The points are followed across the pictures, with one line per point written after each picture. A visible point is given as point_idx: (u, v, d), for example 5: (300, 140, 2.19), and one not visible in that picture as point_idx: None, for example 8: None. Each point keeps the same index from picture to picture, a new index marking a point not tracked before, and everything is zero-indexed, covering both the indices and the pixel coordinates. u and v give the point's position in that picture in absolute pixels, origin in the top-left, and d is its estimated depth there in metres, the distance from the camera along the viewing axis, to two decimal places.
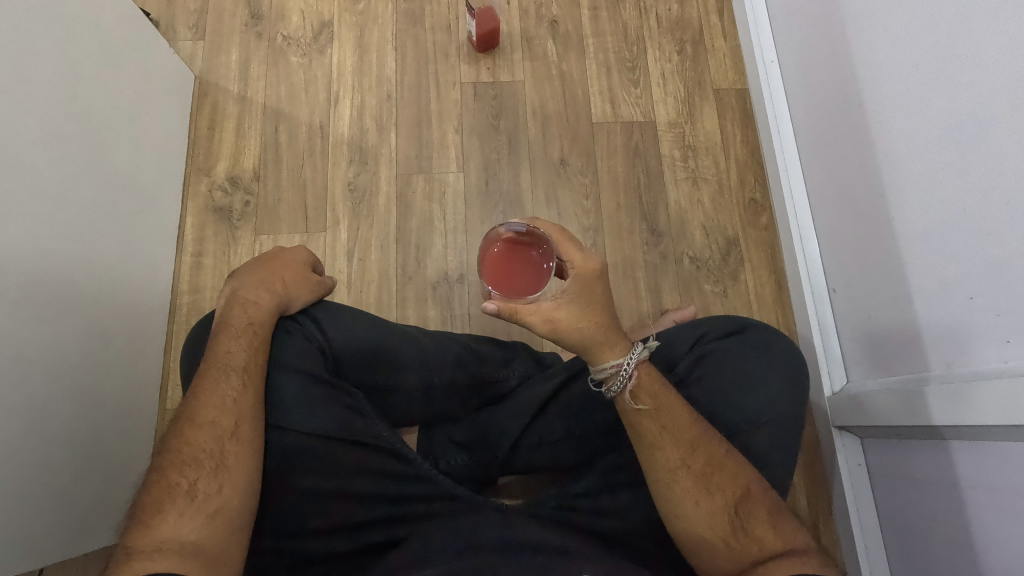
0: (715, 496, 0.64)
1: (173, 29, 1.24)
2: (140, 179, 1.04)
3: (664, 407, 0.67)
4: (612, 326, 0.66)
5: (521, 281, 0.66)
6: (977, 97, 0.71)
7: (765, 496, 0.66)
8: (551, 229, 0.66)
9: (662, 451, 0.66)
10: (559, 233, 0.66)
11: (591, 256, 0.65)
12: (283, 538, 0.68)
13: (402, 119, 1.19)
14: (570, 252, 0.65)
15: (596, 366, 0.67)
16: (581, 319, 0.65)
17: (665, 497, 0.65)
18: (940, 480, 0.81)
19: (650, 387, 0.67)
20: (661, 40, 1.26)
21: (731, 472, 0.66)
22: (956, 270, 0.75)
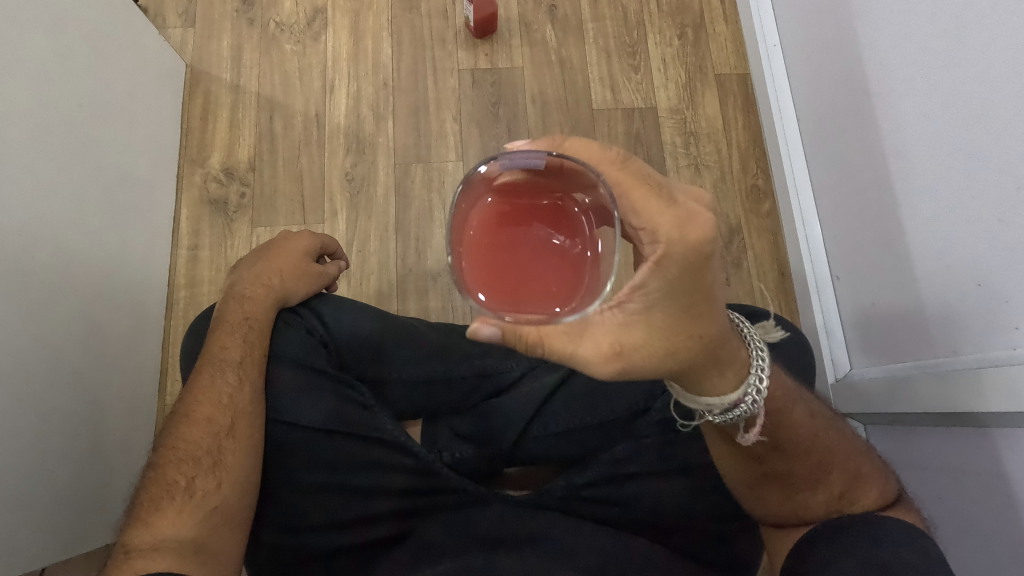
0: (821, 490, 0.63)
1: (162, 16, 1.21)
2: (132, 170, 1.02)
3: (782, 423, 0.62)
4: (715, 332, 0.53)
5: (538, 277, 0.50)
6: (987, 80, 0.70)
7: (877, 474, 0.64)
8: (605, 167, 0.50)
9: (768, 462, 0.63)
10: (628, 177, 0.49)
11: (692, 211, 0.48)
12: (284, 534, 0.67)
13: (399, 108, 1.17)
14: (658, 213, 0.48)
15: (713, 400, 0.58)
16: (673, 327, 0.50)
17: (769, 500, 0.64)
18: (945, 464, 0.81)
19: (771, 406, 0.61)
20: (661, 24, 1.24)
21: (842, 467, 0.64)
22: (963, 257, 0.75)
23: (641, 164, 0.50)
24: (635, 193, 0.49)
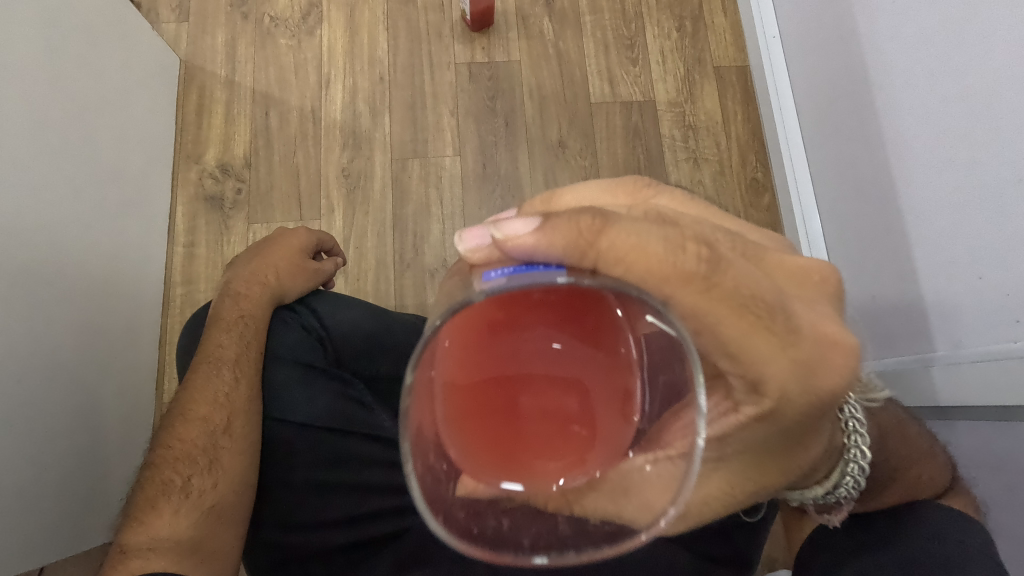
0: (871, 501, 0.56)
1: (155, 11, 1.20)
2: (127, 167, 1.01)
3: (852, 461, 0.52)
4: (808, 460, 0.45)
5: (545, 427, 0.36)
6: (988, 71, 0.69)
7: (936, 477, 0.56)
8: (686, 285, 0.36)
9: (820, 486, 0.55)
10: (724, 304, 0.37)
11: (817, 347, 0.39)
12: (284, 531, 0.65)
13: (396, 102, 1.16)
14: (774, 359, 0.38)
15: (800, 491, 0.52)
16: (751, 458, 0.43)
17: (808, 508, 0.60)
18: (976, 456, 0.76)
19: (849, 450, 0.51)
20: (660, 16, 1.23)
21: (902, 478, 0.55)
22: (964, 250, 0.74)
23: (735, 272, 0.37)
24: (735, 324, 0.37)
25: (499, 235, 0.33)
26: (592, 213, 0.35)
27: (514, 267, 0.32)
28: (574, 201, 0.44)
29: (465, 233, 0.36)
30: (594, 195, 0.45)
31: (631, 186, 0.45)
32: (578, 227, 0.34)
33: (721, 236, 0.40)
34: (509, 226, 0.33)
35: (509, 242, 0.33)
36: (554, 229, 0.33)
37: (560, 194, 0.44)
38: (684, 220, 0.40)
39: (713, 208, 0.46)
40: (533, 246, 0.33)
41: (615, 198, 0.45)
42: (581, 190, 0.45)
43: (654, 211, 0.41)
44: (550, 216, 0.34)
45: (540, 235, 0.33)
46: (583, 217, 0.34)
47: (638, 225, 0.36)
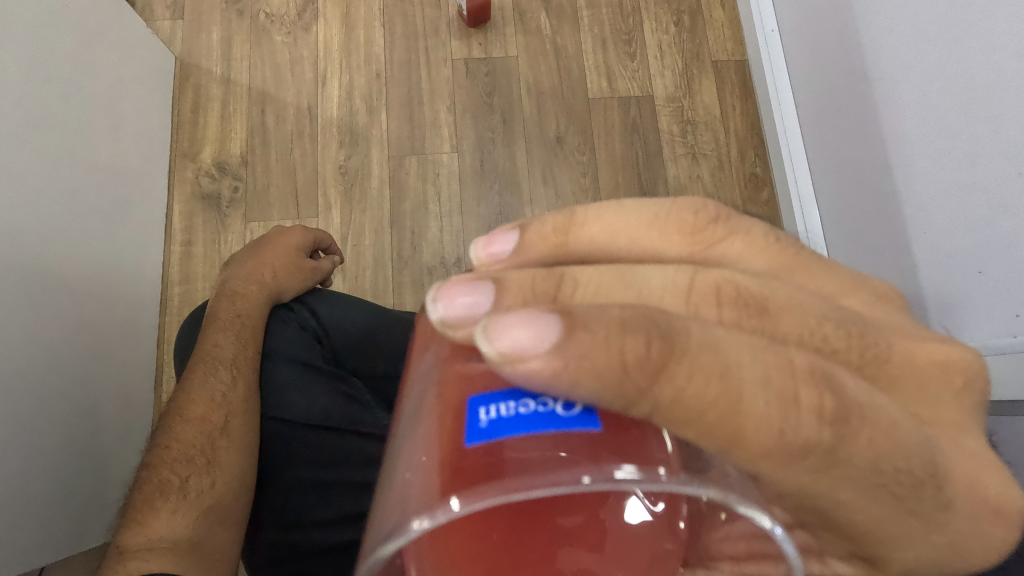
0: None
1: (150, 9, 1.19)
2: (123, 167, 1.00)
3: None
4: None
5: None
6: (988, 63, 0.68)
7: None
8: (793, 463, 0.25)
9: None
10: (845, 479, 0.27)
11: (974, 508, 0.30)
12: (279, 530, 0.64)
13: (393, 99, 1.16)
14: (903, 537, 0.30)
15: None
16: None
17: None
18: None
19: None
20: (657, 11, 1.22)
21: None
22: (961, 244, 0.73)
23: (874, 423, 0.26)
24: (853, 490, 0.27)
25: (494, 345, 0.23)
26: (660, 332, 0.23)
27: (516, 409, 0.25)
28: (607, 234, 0.34)
29: (452, 294, 0.27)
30: (636, 227, 0.34)
31: (689, 223, 0.34)
32: (626, 361, 0.23)
33: (829, 335, 0.29)
34: (509, 339, 0.23)
35: (511, 364, 0.23)
36: (582, 357, 0.23)
37: (588, 224, 0.34)
38: (772, 302, 0.29)
39: (810, 256, 0.34)
40: (552, 380, 0.23)
41: (666, 239, 0.34)
42: (620, 218, 0.34)
43: (730, 283, 0.29)
44: (582, 329, 0.23)
45: (564, 371, 0.23)
46: (644, 343, 0.23)
47: (730, 352, 0.24)
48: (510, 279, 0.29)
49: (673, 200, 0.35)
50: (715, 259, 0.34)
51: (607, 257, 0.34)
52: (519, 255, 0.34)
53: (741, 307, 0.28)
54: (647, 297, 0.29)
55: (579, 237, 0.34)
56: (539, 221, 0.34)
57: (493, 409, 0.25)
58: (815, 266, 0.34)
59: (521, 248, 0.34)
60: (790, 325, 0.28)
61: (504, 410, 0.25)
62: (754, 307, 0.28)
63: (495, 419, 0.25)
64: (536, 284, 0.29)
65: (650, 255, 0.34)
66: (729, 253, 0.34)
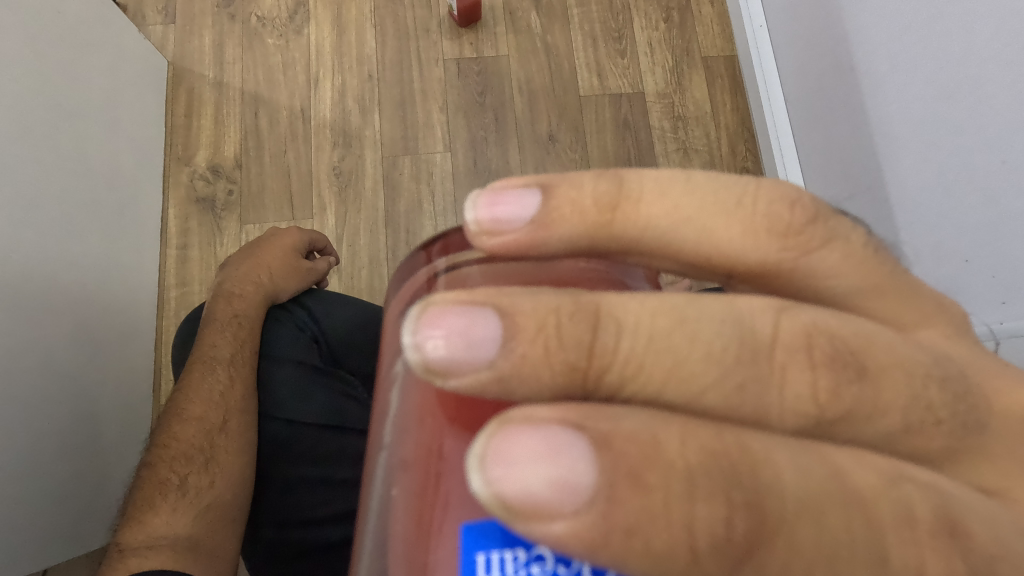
0: None
1: (142, 13, 1.20)
2: (118, 171, 1.01)
3: None
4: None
5: None
6: (972, 56, 0.69)
7: None
8: None
9: None
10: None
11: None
12: (280, 529, 0.65)
13: (385, 100, 1.16)
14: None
15: None
16: None
17: None
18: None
19: None
20: (647, 8, 1.23)
21: None
22: (949, 233, 0.74)
23: (975, 523, 0.21)
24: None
25: (488, 478, 0.18)
26: (743, 497, 0.19)
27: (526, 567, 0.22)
28: (667, 220, 0.25)
29: (443, 318, 0.20)
30: (709, 216, 0.25)
31: (784, 223, 0.26)
32: (697, 543, 0.19)
33: (934, 401, 0.23)
34: (518, 480, 0.17)
35: (527, 522, 0.18)
36: (631, 530, 0.18)
37: (644, 202, 0.25)
38: (869, 361, 0.23)
39: (906, 274, 0.27)
40: (589, 554, 0.18)
41: (748, 239, 0.26)
42: (691, 200, 0.25)
43: (823, 332, 0.22)
44: (632, 483, 0.18)
45: (606, 545, 0.18)
46: (724, 519, 0.19)
47: (850, 487, 0.20)
48: (520, 311, 0.20)
49: (759, 182, 0.26)
50: (803, 271, 0.26)
51: (661, 253, 0.26)
52: (541, 232, 0.25)
53: (837, 369, 0.22)
54: (723, 355, 0.21)
55: (629, 217, 0.25)
56: (572, 183, 0.26)
57: (497, 567, 0.22)
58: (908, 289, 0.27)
59: (545, 222, 0.25)
60: (893, 395, 0.23)
61: (511, 564, 0.22)
62: (853, 369, 0.22)
63: None
64: (562, 326, 0.21)
65: (723, 254, 0.26)
66: (824, 265, 0.26)
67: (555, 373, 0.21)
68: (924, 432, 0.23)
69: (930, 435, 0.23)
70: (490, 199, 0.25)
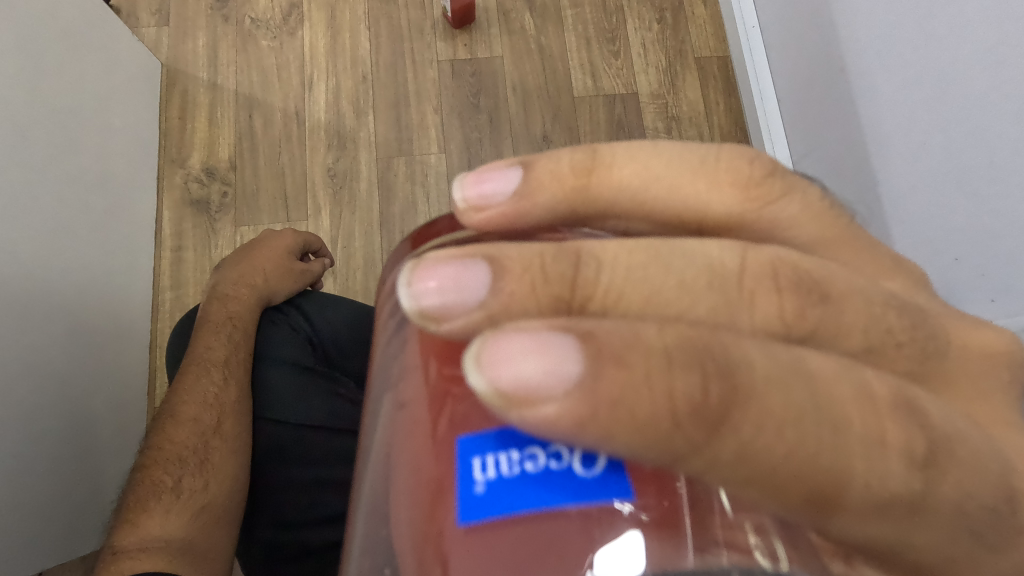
0: None
1: (136, 16, 1.19)
2: (111, 172, 1.01)
3: None
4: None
5: None
6: (960, 56, 0.70)
7: None
8: None
9: None
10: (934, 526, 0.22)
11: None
12: (275, 530, 0.65)
13: (380, 101, 1.16)
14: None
15: None
16: None
17: None
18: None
19: None
20: (640, 9, 1.24)
21: None
22: (939, 231, 0.75)
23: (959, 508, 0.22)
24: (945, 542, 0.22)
25: (481, 372, 0.18)
26: (715, 367, 0.19)
27: (524, 463, 0.22)
28: (639, 180, 0.27)
29: (435, 271, 0.21)
30: (677, 175, 0.27)
31: (745, 174, 0.28)
32: (677, 407, 0.19)
33: (895, 326, 0.24)
34: (514, 374, 0.18)
35: (517, 408, 0.18)
36: (617, 403, 0.18)
37: (616, 165, 0.27)
38: (832, 287, 0.24)
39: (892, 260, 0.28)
40: (576, 433, 0.18)
41: (712, 192, 0.28)
42: (658, 160, 0.27)
43: (788, 264, 0.24)
44: (615, 363, 0.18)
45: (594, 421, 0.18)
46: (700, 386, 0.19)
47: (820, 380, 0.20)
48: (508, 258, 0.22)
49: (720, 146, 0.29)
50: (770, 221, 0.28)
51: (636, 214, 0.28)
52: (524, 202, 0.27)
53: (801, 294, 0.23)
54: (694, 283, 0.23)
55: (604, 180, 0.27)
56: (550, 158, 0.27)
57: (490, 467, 0.22)
58: (865, 243, 0.29)
59: (527, 193, 0.27)
60: (854, 317, 0.24)
61: (504, 463, 0.22)
62: (817, 294, 0.24)
63: (493, 480, 0.22)
64: (546, 267, 0.22)
65: (694, 208, 0.27)
66: (783, 217, 0.28)
67: (541, 305, 0.22)
68: (888, 357, 0.24)
69: (895, 357, 0.24)
70: (475, 174, 0.28)
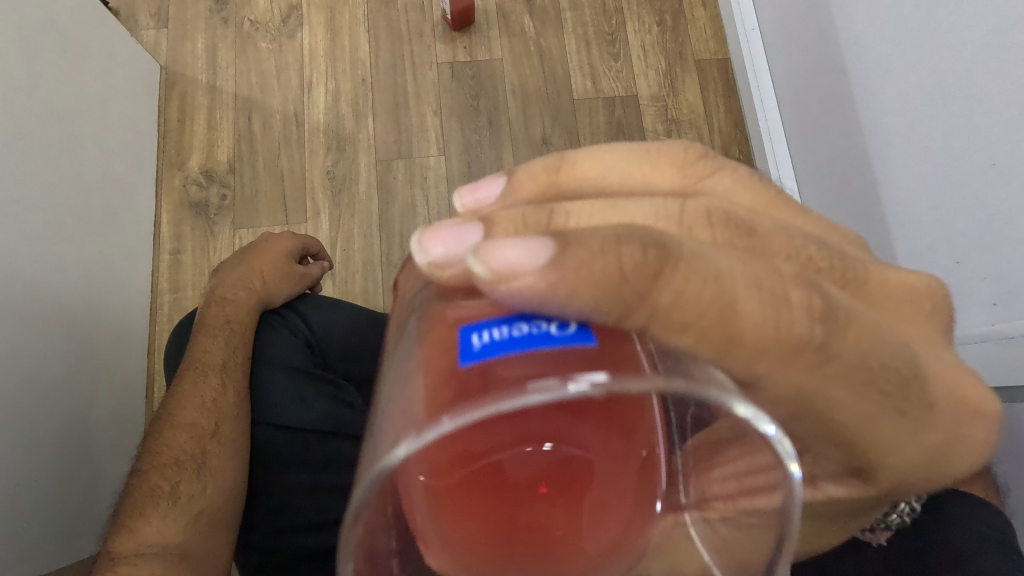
0: None
1: (134, 18, 1.19)
2: (109, 175, 1.00)
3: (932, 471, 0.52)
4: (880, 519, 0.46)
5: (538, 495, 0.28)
6: (960, 59, 0.70)
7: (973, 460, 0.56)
8: None
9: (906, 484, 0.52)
10: (835, 376, 0.31)
11: (949, 403, 0.35)
12: (270, 535, 0.65)
13: (379, 104, 1.16)
14: (891, 437, 0.34)
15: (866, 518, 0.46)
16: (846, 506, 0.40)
17: None
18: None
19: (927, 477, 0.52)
20: (640, 11, 1.24)
21: None
22: (941, 234, 0.74)
23: None
24: (844, 387, 0.32)
25: (483, 262, 0.26)
26: (653, 242, 0.27)
27: (509, 332, 0.26)
28: (596, 172, 0.38)
29: (437, 236, 0.29)
30: (625, 166, 0.38)
31: (677, 161, 0.38)
32: (624, 266, 0.27)
33: (804, 253, 0.34)
34: (503, 258, 0.26)
35: (504, 283, 0.26)
36: (579, 267, 0.26)
37: (578, 164, 0.38)
38: (747, 225, 0.34)
39: None
40: (548, 296, 0.26)
41: (654, 175, 0.38)
42: (608, 158, 0.38)
43: (711, 208, 0.34)
44: (576, 244, 0.27)
45: (562, 283, 0.26)
46: (641, 251, 0.27)
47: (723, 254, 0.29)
48: (497, 216, 0.31)
49: (656, 146, 0.39)
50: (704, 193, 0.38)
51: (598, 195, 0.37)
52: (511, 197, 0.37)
53: (726, 226, 0.33)
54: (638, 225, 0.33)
55: (570, 174, 0.38)
56: (527, 168, 0.38)
57: (487, 334, 0.26)
58: (786, 208, 0.38)
59: (513, 190, 0.37)
60: (767, 242, 0.33)
61: (500, 330, 0.26)
62: (736, 228, 0.33)
63: (489, 342, 0.25)
64: (525, 218, 0.31)
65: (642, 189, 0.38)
66: (716, 187, 0.38)
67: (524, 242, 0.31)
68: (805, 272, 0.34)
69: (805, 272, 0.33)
70: (470, 189, 0.39)
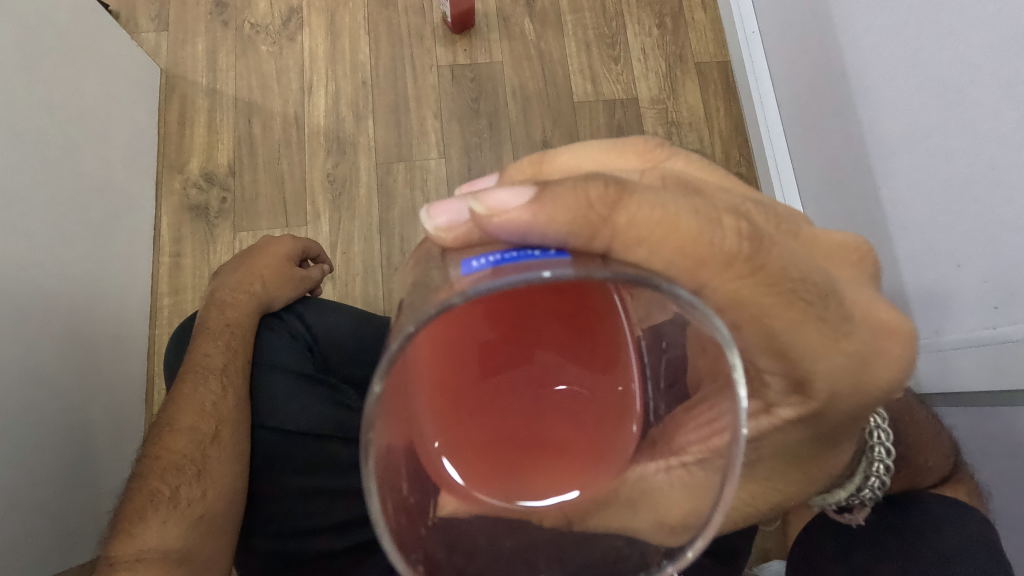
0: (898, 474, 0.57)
1: (135, 21, 1.19)
2: (108, 178, 1.00)
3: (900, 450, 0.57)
4: (839, 465, 0.49)
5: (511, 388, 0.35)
6: (959, 63, 0.70)
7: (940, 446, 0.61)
8: None
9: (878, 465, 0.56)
10: (765, 287, 0.37)
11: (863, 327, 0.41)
12: (270, 540, 0.65)
13: (379, 107, 1.16)
14: (820, 347, 0.39)
15: (824, 496, 0.53)
16: (792, 469, 0.46)
17: None
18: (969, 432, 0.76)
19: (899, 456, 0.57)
20: (640, 14, 1.24)
21: (909, 465, 0.57)
22: (942, 238, 0.74)
23: None
24: (776, 298, 0.37)
25: (481, 204, 0.32)
26: (607, 181, 0.34)
27: (502, 255, 0.30)
28: (571, 162, 0.43)
29: (441, 206, 0.34)
30: (594, 155, 0.44)
31: (640, 148, 0.44)
32: (590, 197, 0.33)
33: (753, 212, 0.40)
34: (496, 198, 0.32)
35: (496, 216, 0.32)
36: (555, 202, 0.32)
37: (554, 157, 0.43)
38: (700, 186, 0.40)
39: None
40: (533, 222, 0.32)
41: (620, 162, 0.43)
42: (579, 151, 0.44)
43: (665, 175, 0.40)
44: (552, 186, 0.33)
45: (543, 212, 0.32)
46: (601, 187, 0.33)
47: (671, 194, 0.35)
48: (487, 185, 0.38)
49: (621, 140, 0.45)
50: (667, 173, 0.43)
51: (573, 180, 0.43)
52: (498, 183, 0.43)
53: (681, 185, 0.39)
54: None
55: (549, 166, 0.43)
56: (512, 166, 0.44)
57: (484, 257, 0.30)
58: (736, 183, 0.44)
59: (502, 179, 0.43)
60: (715, 196, 0.39)
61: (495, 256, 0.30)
62: (690, 188, 0.39)
63: (486, 260, 0.29)
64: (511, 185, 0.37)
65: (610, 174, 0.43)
66: (677, 167, 0.43)
67: None
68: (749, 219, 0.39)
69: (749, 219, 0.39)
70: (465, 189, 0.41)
